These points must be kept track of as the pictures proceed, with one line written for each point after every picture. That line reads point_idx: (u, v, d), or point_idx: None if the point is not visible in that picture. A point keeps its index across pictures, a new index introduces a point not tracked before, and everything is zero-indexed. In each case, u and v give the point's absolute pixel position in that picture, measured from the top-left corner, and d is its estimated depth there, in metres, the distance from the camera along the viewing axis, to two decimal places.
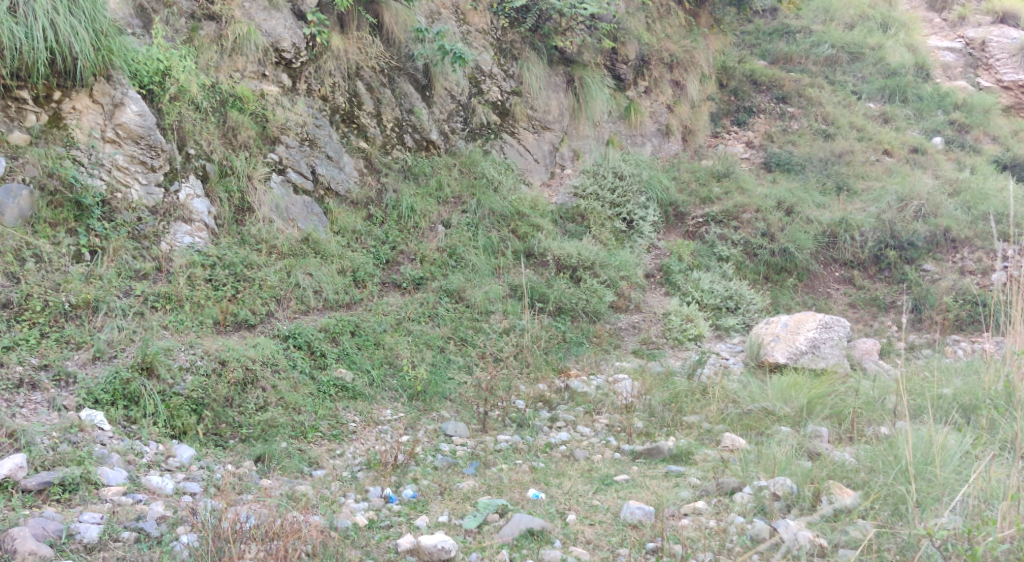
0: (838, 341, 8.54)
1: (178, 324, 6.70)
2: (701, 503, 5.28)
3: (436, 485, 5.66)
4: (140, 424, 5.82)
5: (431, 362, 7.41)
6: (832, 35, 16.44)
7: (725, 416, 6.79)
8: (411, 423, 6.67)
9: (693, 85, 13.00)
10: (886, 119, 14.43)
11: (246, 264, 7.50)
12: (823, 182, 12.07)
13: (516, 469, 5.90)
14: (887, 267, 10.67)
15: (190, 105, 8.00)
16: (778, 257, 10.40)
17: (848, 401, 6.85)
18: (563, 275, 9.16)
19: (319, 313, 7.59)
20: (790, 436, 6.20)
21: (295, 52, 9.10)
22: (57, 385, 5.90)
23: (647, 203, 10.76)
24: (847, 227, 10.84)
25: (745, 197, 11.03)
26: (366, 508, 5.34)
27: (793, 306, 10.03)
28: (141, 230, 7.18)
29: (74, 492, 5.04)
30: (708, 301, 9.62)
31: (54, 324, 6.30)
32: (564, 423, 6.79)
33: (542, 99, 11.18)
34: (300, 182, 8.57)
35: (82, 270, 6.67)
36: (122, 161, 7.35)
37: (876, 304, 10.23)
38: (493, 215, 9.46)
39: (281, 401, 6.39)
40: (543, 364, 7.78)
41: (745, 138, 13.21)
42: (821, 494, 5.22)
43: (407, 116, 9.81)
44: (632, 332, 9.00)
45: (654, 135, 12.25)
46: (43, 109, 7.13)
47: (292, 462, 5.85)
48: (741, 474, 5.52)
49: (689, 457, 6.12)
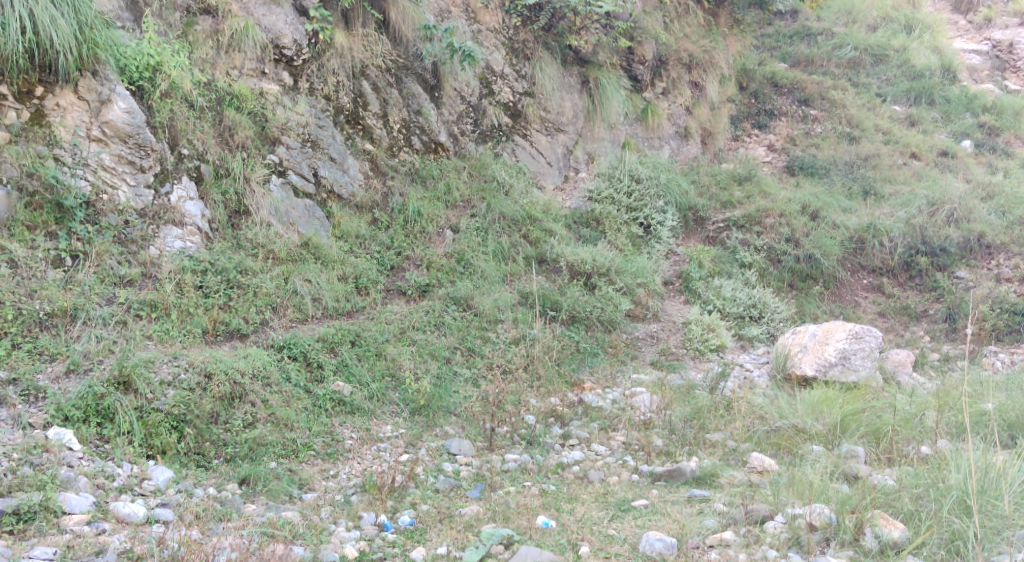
0: (871, 352, 7.93)
1: (163, 334, 6.27)
2: (728, 533, 4.79)
3: (435, 511, 5.20)
4: (114, 443, 5.38)
5: (436, 375, 6.94)
6: (855, 37, 15.88)
7: (751, 435, 6.26)
8: (412, 440, 6.20)
9: (712, 86, 12.49)
10: (911, 122, 13.89)
11: (241, 270, 7.05)
12: (849, 186, 11.54)
13: (524, 492, 5.43)
14: (918, 275, 10.13)
15: (183, 102, 7.57)
16: (804, 264, 9.88)
17: (885, 418, 6.30)
18: (576, 282, 8.68)
19: (317, 322, 7.15)
20: (824, 457, 5.69)
21: (296, 49, 8.66)
22: (25, 401, 5.48)
23: (665, 207, 10.25)
24: (875, 232, 10.29)
25: (769, 202, 10.49)
26: (357, 538, 4.89)
27: (820, 315, 9.50)
28: (128, 233, 6.77)
29: (30, 523, 4.62)
30: (730, 310, 9.12)
31: (28, 334, 5.89)
32: (577, 441, 6.30)
33: (555, 100, 10.71)
34: (302, 185, 8.13)
35: (60, 276, 6.27)
36: (109, 161, 6.94)
37: (907, 313, 9.69)
38: (504, 220, 9.01)
39: (271, 417, 5.92)
40: (554, 377, 7.30)
41: (767, 142, 12.71)
42: (864, 525, 4.72)
43: (414, 117, 9.36)
44: (650, 342, 8.48)
45: (672, 137, 11.74)
46: (24, 105, 6.72)
47: (280, 485, 5.39)
48: (772, 501, 5.02)
49: (713, 480, 5.61)
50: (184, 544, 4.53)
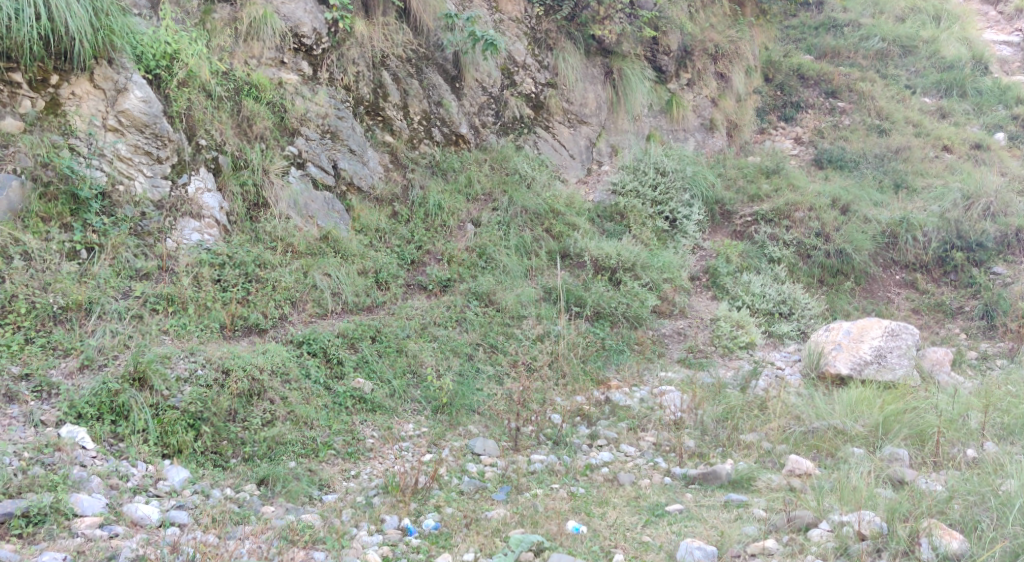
0: (907, 350, 7.69)
1: (180, 329, 6.11)
2: (771, 541, 4.56)
3: (461, 514, 5.00)
4: (128, 441, 5.22)
5: (459, 372, 6.74)
6: (883, 28, 15.53)
7: (787, 436, 6.03)
8: (435, 439, 6.01)
9: (739, 77, 12.17)
10: (943, 114, 13.55)
11: (259, 264, 6.88)
12: (880, 179, 11.24)
13: (552, 495, 5.22)
14: (954, 270, 9.83)
15: (201, 91, 7.37)
16: (835, 259, 9.58)
17: (928, 419, 6.03)
18: (601, 277, 8.45)
19: (337, 317, 6.97)
20: (867, 461, 5.46)
21: (316, 38, 8.47)
22: (38, 397, 5.33)
23: (691, 200, 9.99)
24: (909, 227, 9.99)
25: (798, 195, 10.18)
26: (380, 543, 4.72)
27: (852, 312, 9.23)
28: (144, 226, 6.60)
29: (40, 526, 4.49)
30: (759, 306, 8.84)
31: (41, 328, 5.73)
32: (606, 442, 6.08)
33: (578, 92, 10.46)
34: (321, 177, 7.94)
35: (75, 269, 6.11)
36: (125, 151, 6.77)
37: (942, 310, 9.40)
38: (526, 213, 8.78)
39: (290, 415, 5.73)
40: (580, 375, 7.08)
41: (794, 134, 12.43)
42: (919, 536, 4.46)
43: (435, 108, 9.14)
44: (677, 339, 8.24)
45: (698, 130, 11.46)
46: (39, 94, 6.56)
47: (299, 486, 5.21)
48: (816, 507, 4.80)
49: (750, 483, 5.38)
50: (199, 551, 4.38)
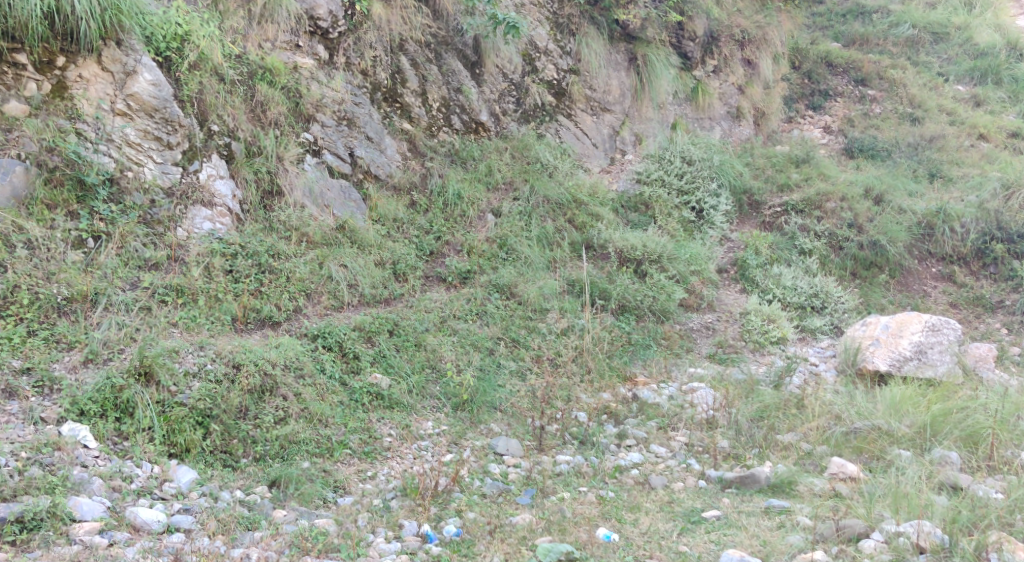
0: (948, 346, 7.35)
1: (189, 321, 5.85)
2: (819, 553, 4.24)
3: (483, 520, 4.72)
4: (133, 440, 4.97)
5: (479, 368, 6.44)
6: (913, 15, 15.05)
7: (828, 437, 5.71)
8: (455, 438, 5.73)
9: (766, 64, 11.77)
10: (977, 101, 13.11)
11: (272, 254, 6.61)
12: (913, 169, 10.85)
13: (580, 500, 4.94)
14: (993, 263, 9.42)
15: (214, 75, 7.08)
16: (868, 251, 9.22)
17: (980, 420, 5.69)
18: (626, 269, 8.13)
19: (353, 310, 6.69)
20: (915, 465, 5.16)
21: (332, 21, 8.14)
22: (40, 393, 5.06)
23: (718, 190, 9.63)
24: (945, 217, 9.59)
25: (829, 186, 9.81)
26: (398, 552, 4.45)
27: (886, 306, 8.85)
28: (154, 214, 6.36)
29: (35, 532, 4.24)
30: (791, 299, 8.46)
31: (45, 320, 5.47)
32: (634, 442, 5.76)
33: (601, 78, 10.11)
34: (337, 164, 7.66)
35: (81, 259, 5.86)
36: (134, 137, 6.50)
37: (981, 304, 9.01)
38: (549, 203, 8.47)
39: (304, 412, 5.47)
40: (606, 371, 6.77)
41: (823, 123, 12.05)
42: (987, 550, 4.19)
43: (454, 95, 8.84)
44: (705, 334, 7.90)
45: (724, 118, 11.09)
46: (45, 76, 6.31)
47: (313, 488, 4.96)
48: (866, 516, 4.51)
49: (791, 488, 5.07)
50: None
